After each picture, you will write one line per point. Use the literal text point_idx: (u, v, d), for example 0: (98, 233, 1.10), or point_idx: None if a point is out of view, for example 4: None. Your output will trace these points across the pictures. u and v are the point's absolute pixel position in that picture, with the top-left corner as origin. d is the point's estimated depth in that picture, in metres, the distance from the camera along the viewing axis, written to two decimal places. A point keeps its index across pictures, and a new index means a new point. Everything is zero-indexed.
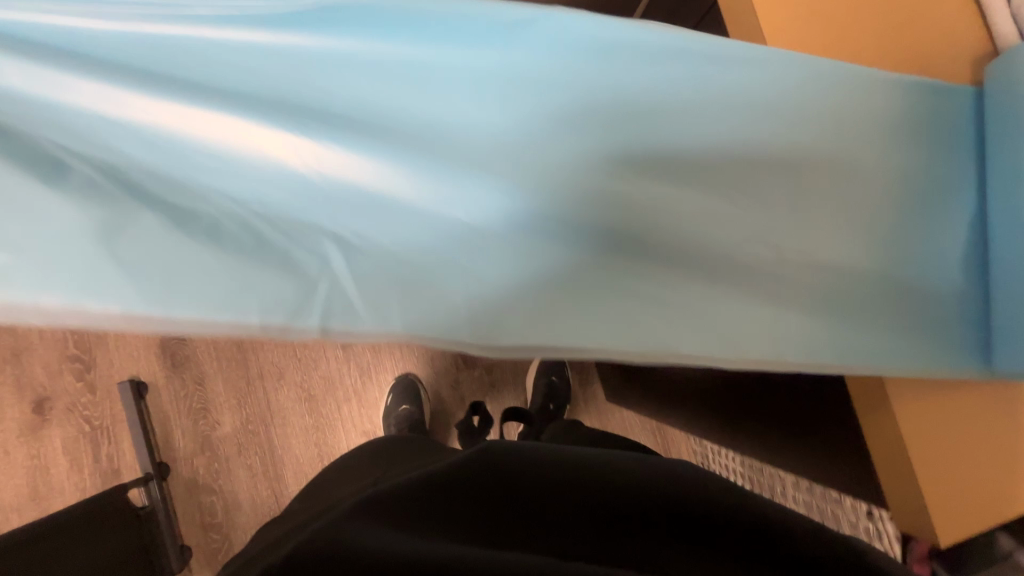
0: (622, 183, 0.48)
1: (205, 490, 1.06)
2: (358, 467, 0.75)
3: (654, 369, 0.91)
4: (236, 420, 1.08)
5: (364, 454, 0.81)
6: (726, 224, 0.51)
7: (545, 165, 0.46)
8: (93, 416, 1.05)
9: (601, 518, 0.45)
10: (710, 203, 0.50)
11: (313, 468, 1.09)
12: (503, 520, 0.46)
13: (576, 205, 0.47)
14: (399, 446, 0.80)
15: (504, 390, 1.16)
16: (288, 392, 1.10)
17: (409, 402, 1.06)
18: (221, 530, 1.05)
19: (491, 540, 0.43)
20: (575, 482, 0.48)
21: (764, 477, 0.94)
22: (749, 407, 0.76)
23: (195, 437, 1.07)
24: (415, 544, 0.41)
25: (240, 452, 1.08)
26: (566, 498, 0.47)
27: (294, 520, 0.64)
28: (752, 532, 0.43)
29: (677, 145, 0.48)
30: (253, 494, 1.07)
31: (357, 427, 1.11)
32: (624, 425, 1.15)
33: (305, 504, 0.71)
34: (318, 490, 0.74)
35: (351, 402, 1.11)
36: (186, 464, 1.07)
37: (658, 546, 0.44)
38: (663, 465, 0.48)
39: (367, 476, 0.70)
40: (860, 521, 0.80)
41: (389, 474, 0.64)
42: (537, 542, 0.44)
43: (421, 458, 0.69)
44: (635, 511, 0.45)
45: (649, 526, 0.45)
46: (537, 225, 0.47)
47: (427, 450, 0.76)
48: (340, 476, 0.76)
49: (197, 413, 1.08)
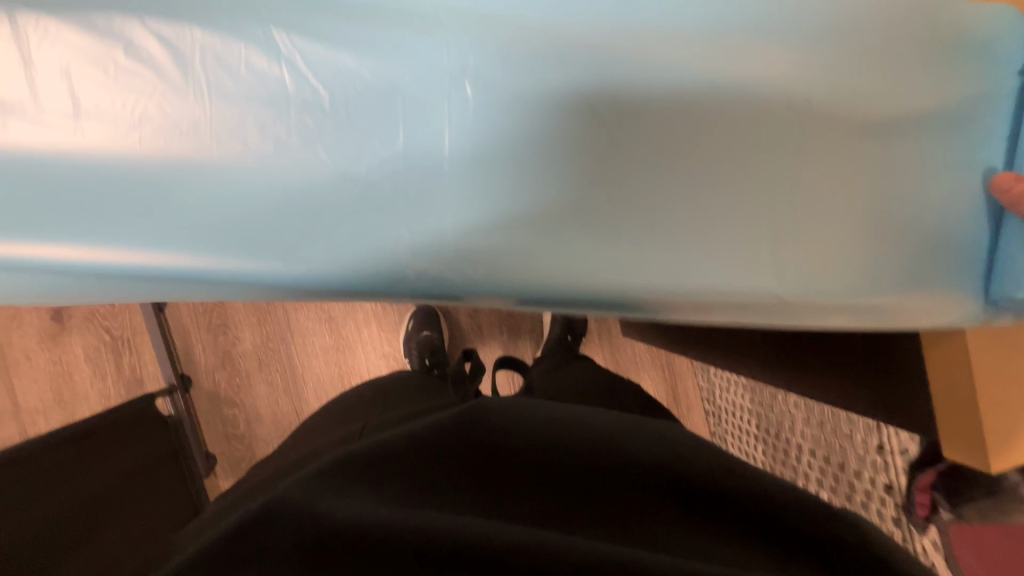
0: (578, 122, 0.47)
1: (228, 403, 1.09)
2: (353, 406, 0.75)
3: None
4: (257, 336, 1.09)
5: (367, 388, 0.82)
6: (689, 187, 0.49)
7: (500, 118, 0.47)
8: (113, 326, 1.05)
9: (594, 486, 0.45)
10: (661, 164, 0.49)
11: (333, 387, 1.11)
12: (490, 486, 0.45)
13: (522, 138, 0.47)
14: (405, 388, 0.80)
15: (522, 320, 1.17)
16: (308, 311, 1.10)
17: (429, 328, 1.07)
18: (244, 440, 1.10)
19: (474, 506, 0.43)
20: (564, 450, 0.46)
21: (773, 414, 1.00)
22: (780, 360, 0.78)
23: (216, 350, 1.09)
24: (393, 508, 0.40)
25: (261, 367, 1.10)
26: (557, 468, 0.45)
27: (294, 455, 0.63)
28: (755, 510, 0.42)
29: (637, 91, 0.47)
30: (274, 408, 1.10)
31: (377, 350, 1.12)
32: (634, 358, 1.11)
33: (294, 443, 0.70)
34: (320, 419, 0.75)
35: (371, 324, 1.12)
36: (208, 377, 1.09)
37: (654, 516, 0.43)
38: (665, 437, 0.48)
39: (367, 414, 0.70)
40: (869, 454, 0.93)
41: (381, 418, 0.64)
42: (524, 508, 0.43)
43: (420, 403, 0.69)
44: (636, 482, 0.45)
45: (649, 498, 0.44)
46: (489, 163, 0.47)
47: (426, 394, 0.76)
48: (332, 414, 0.75)
49: (217, 328, 1.09)
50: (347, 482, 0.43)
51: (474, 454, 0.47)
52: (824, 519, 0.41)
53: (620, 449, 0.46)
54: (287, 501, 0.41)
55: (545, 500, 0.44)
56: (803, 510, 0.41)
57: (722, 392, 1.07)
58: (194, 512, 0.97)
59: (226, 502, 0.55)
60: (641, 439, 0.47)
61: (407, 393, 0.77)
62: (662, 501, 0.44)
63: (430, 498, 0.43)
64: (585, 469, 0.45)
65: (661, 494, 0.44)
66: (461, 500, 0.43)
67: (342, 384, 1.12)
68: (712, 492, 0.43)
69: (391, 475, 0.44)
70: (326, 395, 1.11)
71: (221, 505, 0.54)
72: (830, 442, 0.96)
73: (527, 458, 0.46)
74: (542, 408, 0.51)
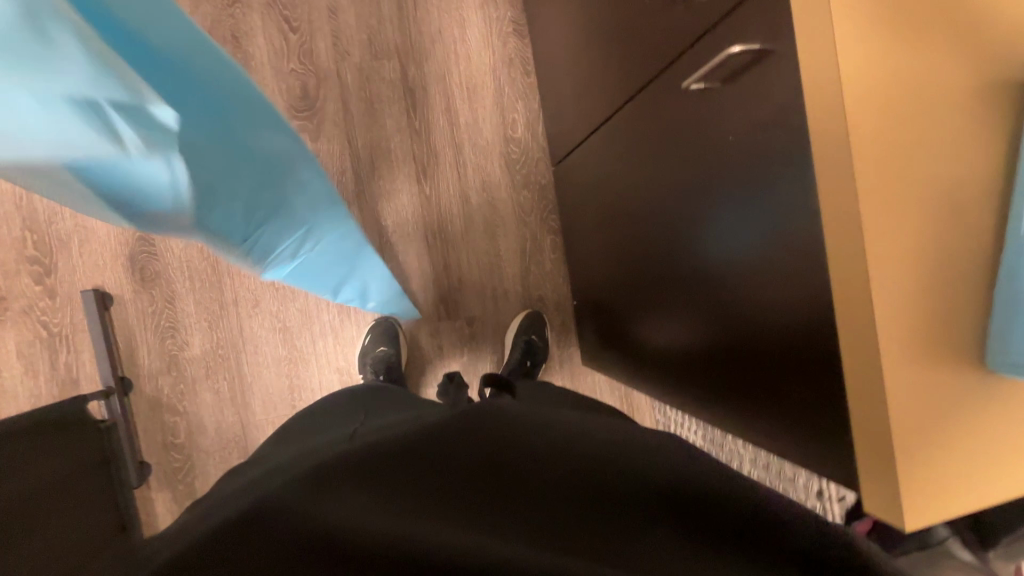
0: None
1: (169, 410, 1.05)
2: (335, 408, 0.74)
3: (640, 342, 0.89)
4: (206, 342, 1.05)
5: (340, 395, 0.79)
6: None
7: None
8: (51, 322, 1.01)
9: (589, 500, 0.44)
10: None
11: (282, 399, 1.07)
12: (478, 490, 0.44)
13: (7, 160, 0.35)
14: (403, 393, 0.78)
15: (484, 344, 1.10)
16: (262, 320, 1.07)
17: (386, 343, 1.04)
18: (183, 450, 1.05)
19: (455, 510, 0.42)
20: (563, 459, 0.46)
21: (723, 452, 1.03)
22: (725, 380, 0.70)
23: (162, 354, 1.04)
24: (376, 516, 0.41)
25: (207, 374, 1.06)
26: (549, 477, 0.45)
27: (278, 455, 0.62)
28: (745, 524, 0.41)
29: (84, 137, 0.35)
30: (218, 419, 1.06)
31: (331, 364, 1.08)
32: (593, 387, 1.14)
33: (286, 433, 0.71)
34: (293, 425, 0.73)
35: (326, 338, 1.08)
36: (150, 381, 1.04)
37: (646, 526, 0.43)
38: (670, 455, 0.47)
39: (337, 422, 0.68)
40: (809, 499, 0.93)
41: (365, 423, 0.61)
42: (507, 523, 0.42)
43: (406, 410, 0.67)
44: (624, 495, 0.44)
45: (639, 503, 0.44)
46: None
47: (411, 403, 0.72)
48: (318, 411, 0.75)
49: (165, 331, 1.04)
50: (335, 484, 0.43)
51: (469, 460, 0.46)
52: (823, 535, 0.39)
53: (637, 466, 0.46)
54: (282, 503, 0.41)
55: (521, 510, 0.43)
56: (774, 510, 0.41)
57: (678, 427, 1.10)
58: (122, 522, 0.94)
59: (216, 495, 0.53)
60: (640, 462, 0.46)
61: (382, 395, 0.75)
62: (641, 503, 0.44)
63: (405, 509, 0.42)
64: (580, 482, 0.45)
65: (644, 498, 0.44)
66: (454, 511, 0.42)
67: (292, 398, 1.08)
68: (681, 500, 0.43)
69: (361, 479, 0.44)
70: (274, 407, 1.07)
71: (218, 498, 0.52)
72: (775, 484, 0.97)
73: (520, 467, 0.45)
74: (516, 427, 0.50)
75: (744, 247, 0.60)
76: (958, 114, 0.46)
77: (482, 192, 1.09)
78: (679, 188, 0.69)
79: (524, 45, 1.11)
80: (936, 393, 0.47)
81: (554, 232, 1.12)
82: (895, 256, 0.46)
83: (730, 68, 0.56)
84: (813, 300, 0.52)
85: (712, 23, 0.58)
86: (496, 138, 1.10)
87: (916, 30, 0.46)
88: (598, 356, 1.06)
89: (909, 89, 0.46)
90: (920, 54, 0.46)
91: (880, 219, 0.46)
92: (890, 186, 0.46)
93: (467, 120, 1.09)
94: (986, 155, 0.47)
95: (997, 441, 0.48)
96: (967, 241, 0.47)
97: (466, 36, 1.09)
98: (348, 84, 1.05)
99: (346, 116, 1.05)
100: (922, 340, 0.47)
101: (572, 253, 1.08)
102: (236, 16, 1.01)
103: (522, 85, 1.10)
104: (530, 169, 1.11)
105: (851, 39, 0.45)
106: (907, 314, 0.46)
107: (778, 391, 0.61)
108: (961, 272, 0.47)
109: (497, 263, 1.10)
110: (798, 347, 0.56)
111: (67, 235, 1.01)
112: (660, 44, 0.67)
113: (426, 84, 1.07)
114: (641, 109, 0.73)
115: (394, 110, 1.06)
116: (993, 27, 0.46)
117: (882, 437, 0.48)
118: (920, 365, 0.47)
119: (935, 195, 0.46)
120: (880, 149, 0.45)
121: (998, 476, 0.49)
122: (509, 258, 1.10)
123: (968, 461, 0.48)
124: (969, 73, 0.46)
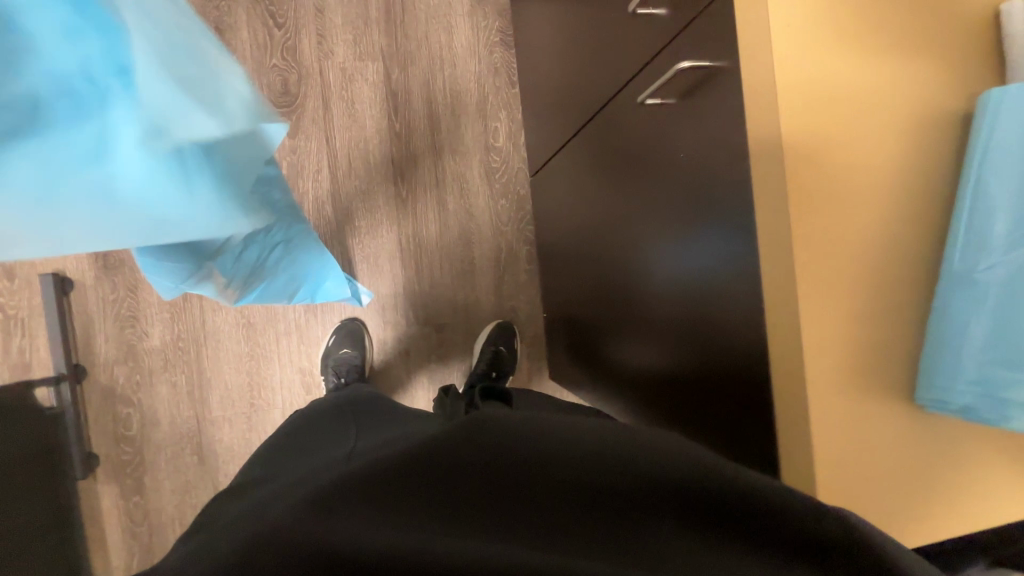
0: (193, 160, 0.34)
1: (123, 402, 1.02)
2: (329, 426, 0.72)
3: (616, 361, 0.89)
4: (167, 333, 1.04)
5: (339, 404, 0.78)
6: None
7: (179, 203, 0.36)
8: (7, 304, 0.98)
9: (589, 500, 0.42)
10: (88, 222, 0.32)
11: (241, 397, 1.06)
12: (479, 500, 0.42)
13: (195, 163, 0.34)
14: (403, 407, 0.76)
15: (452, 352, 1.11)
16: (227, 315, 1.05)
17: (350, 346, 1.04)
18: (134, 444, 1.03)
19: (457, 525, 0.40)
20: (561, 459, 0.43)
21: None
22: (677, 390, 0.73)
23: (120, 344, 1.02)
24: (377, 534, 0.39)
25: (166, 367, 1.04)
26: (549, 481, 0.42)
27: (279, 478, 0.61)
28: (752, 516, 0.39)
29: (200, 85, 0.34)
30: (174, 413, 1.04)
31: (294, 364, 1.07)
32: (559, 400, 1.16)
33: (283, 450, 0.69)
34: (295, 438, 0.72)
35: (291, 337, 1.07)
36: (105, 371, 1.02)
37: (653, 524, 0.40)
38: (676, 446, 0.43)
39: (336, 439, 0.67)
40: None
41: (366, 442, 0.60)
42: (509, 532, 0.40)
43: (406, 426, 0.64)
44: (625, 491, 0.41)
45: (643, 500, 0.41)
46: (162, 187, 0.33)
47: (409, 418, 0.69)
48: (311, 427, 0.73)
49: (125, 320, 1.02)
50: (334, 508, 0.42)
51: (467, 468, 0.43)
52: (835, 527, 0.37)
53: (644, 460, 0.42)
54: (282, 528, 0.41)
55: (523, 519, 0.41)
56: (787, 504, 0.38)
57: None
58: (58, 510, 0.93)
59: (220, 521, 0.53)
60: (643, 454, 0.43)
61: (379, 408, 0.75)
62: (646, 502, 0.41)
63: (407, 524, 0.40)
64: (580, 483, 0.42)
65: (650, 496, 0.41)
66: (455, 522, 0.41)
67: (251, 396, 1.07)
68: (682, 493, 0.41)
69: (359, 501, 0.42)
70: (231, 405, 1.06)
71: (231, 517, 0.52)
72: None
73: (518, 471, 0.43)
74: (506, 424, 0.46)
75: (694, 255, 0.63)
76: (889, 142, 0.52)
77: (460, 199, 1.12)
78: (641, 198, 0.72)
79: (509, 57, 1.14)
80: (857, 395, 0.53)
81: (529, 243, 1.15)
82: (826, 268, 0.51)
83: (686, 82, 0.60)
84: (747, 309, 0.56)
85: (671, 37, 0.62)
86: (477, 146, 1.12)
87: (854, 62, 0.51)
88: (570, 374, 1.07)
89: (848, 116, 0.51)
90: (857, 85, 0.51)
91: (811, 225, 0.50)
92: (825, 202, 0.51)
93: (449, 126, 1.12)
94: (914, 180, 0.52)
95: (909, 441, 0.54)
96: (892, 256, 0.52)
97: (452, 43, 1.12)
98: (331, 84, 1.07)
99: (328, 115, 1.07)
100: (847, 347, 0.52)
101: (546, 266, 1.11)
102: (223, 10, 1.03)
103: (506, 96, 1.14)
104: (508, 179, 1.14)
105: (790, 62, 0.50)
106: (830, 318, 0.51)
107: (720, 398, 0.64)
108: (888, 283, 0.52)
109: (469, 269, 1.12)
110: (739, 354, 0.59)
111: None
112: (628, 62, 0.71)
113: (409, 88, 1.10)
114: (611, 117, 0.77)
115: (375, 112, 1.08)
116: (921, 65, 0.52)
117: (808, 436, 0.52)
118: (844, 368, 0.52)
119: (861, 207, 0.51)
120: (817, 170, 0.50)
121: (912, 476, 0.55)
122: (483, 267, 1.12)
123: (883, 460, 0.54)
124: (895, 101, 0.52)
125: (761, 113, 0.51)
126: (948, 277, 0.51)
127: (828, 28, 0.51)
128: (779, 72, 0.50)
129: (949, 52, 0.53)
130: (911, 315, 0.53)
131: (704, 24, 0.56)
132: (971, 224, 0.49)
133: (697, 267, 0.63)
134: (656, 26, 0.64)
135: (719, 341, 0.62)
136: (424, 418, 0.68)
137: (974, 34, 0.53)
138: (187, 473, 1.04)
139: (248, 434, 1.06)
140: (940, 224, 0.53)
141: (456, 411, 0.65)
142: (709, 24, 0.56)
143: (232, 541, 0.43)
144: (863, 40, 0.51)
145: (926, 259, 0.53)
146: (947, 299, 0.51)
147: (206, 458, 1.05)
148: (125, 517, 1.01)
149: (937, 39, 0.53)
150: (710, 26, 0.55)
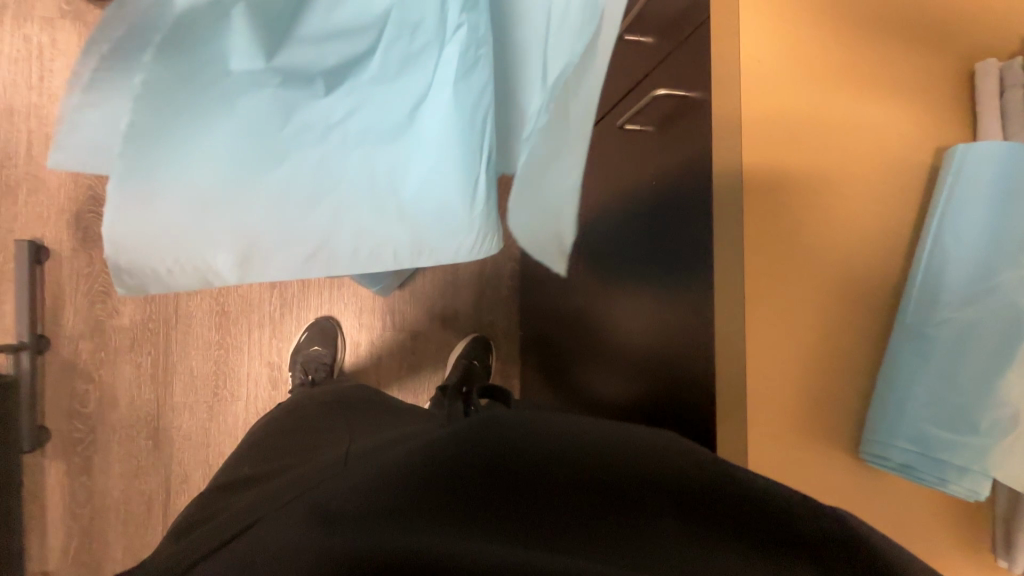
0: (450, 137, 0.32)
1: (83, 377, 1.00)
2: (319, 424, 0.73)
3: (582, 383, 0.92)
4: (138, 312, 1.03)
5: (327, 399, 0.79)
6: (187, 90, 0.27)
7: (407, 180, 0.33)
8: None
9: (588, 496, 0.44)
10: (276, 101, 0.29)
11: (205, 384, 1.05)
12: (488, 499, 0.44)
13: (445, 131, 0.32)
14: (397, 408, 0.77)
15: (425, 360, 1.12)
16: (201, 300, 1.05)
17: (322, 344, 1.04)
18: (88, 421, 1.00)
19: (473, 521, 0.42)
20: (565, 458, 0.46)
21: None
22: (636, 406, 0.75)
23: (88, 318, 1.01)
24: (392, 533, 0.40)
25: (132, 346, 1.02)
26: (551, 480, 0.45)
27: (272, 479, 0.60)
28: (738, 509, 0.42)
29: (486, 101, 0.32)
30: (134, 394, 1.02)
31: (263, 356, 1.07)
32: None
33: (270, 450, 0.69)
34: (287, 427, 0.74)
35: (263, 329, 1.07)
36: (69, 344, 1.00)
37: (652, 519, 0.43)
38: (664, 443, 0.47)
39: (335, 433, 0.69)
40: None
41: (366, 440, 0.62)
42: (517, 527, 0.42)
43: (400, 428, 0.65)
44: (623, 488, 0.44)
45: (638, 496, 0.44)
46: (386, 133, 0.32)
47: (404, 421, 0.70)
48: (297, 427, 0.73)
49: (97, 295, 1.01)
50: (343, 512, 0.42)
51: (471, 467, 0.45)
52: (805, 517, 0.40)
53: (638, 455, 0.45)
54: (294, 538, 0.42)
55: (531, 516, 0.43)
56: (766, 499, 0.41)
57: None
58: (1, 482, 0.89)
59: (216, 521, 0.52)
60: (635, 450, 0.46)
61: (371, 408, 0.77)
62: (641, 496, 0.44)
63: (417, 522, 0.41)
64: (578, 479, 0.45)
65: (644, 491, 0.44)
66: (467, 519, 0.42)
67: (215, 384, 1.06)
68: (678, 488, 0.43)
69: (366, 504, 0.43)
70: (194, 391, 1.04)
71: (236, 508, 0.54)
72: None
73: (523, 472, 0.45)
74: (511, 426, 0.49)
75: (657, 272, 0.68)
76: (846, 181, 0.56)
77: None
78: (618, 218, 0.76)
79: None
80: (801, 417, 0.56)
81: (515, 260, 1.17)
82: (779, 282, 0.55)
83: (664, 112, 0.64)
84: (698, 320, 0.59)
85: (654, 64, 0.66)
86: None
87: (819, 105, 0.56)
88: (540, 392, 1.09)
89: (812, 151, 0.56)
90: (821, 125, 0.56)
91: (762, 244, 0.55)
92: (787, 222, 0.55)
93: None
94: (869, 217, 0.57)
95: (847, 466, 0.58)
96: (842, 284, 0.56)
97: None
98: None
99: None
100: (796, 371, 0.55)
101: (527, 283, 1.13)
102: None
103: None
104: None
105: (752, 96, 0.55)
106: (779, 336, 0.55)
107: (669, 409, 0.67)
108: (840, 312, 0.56)
109: (451, 279, 1.14)
110: (685, 366, 0.62)
111: (15, 181, 0.99)
112: (619, 94, 0.75)
113: None
114: (599, 141, 0.81)
115: None
116: (879, 113, 0.57)
117: (752, 451, 0.55)
118: (792, 390, 0.55)
119: (808, 237, 0.55)
120: (775, 194, 0.55)
121: (854, 501, 0.58)
122: (465, 279, 1.14)
123: (821, 480, 0.57)
124: (854, 147, 0.56)
125: (729, 148, 0.55)
126: (900, 326, 0.55)
127: (794, 74, 0.55)
128: (745, 103, 0.55)
129: (905, 109, 0.58)
130: (857, 350, 0.57)
131: (680, 58, 0.61)
132: (928, 282, 0.53)
133: (658, 283, 0.67)
134: (645, 61, 0.68)
135: (670, 352, 0.65)
136: (414, 419, 0.70)
137: (931, 101, 0.58)
138: (139, 457, 1.02)
139: (207, 423, 1.04)
140: (891, 262, 0.57)
141: (454, 408, 0.65)
142: (686, 59, 0.60)
143: (245, 548, 0.43)
144: (827, 90, 0.56)
145: (877, 291, 0.57)
146: (902, 326, 0.55)
147: (161, 444, 1.03)
148: (68, 497, 0.99)
149: (896, 103, 0.58)
150: (688, 63, 0.59)
